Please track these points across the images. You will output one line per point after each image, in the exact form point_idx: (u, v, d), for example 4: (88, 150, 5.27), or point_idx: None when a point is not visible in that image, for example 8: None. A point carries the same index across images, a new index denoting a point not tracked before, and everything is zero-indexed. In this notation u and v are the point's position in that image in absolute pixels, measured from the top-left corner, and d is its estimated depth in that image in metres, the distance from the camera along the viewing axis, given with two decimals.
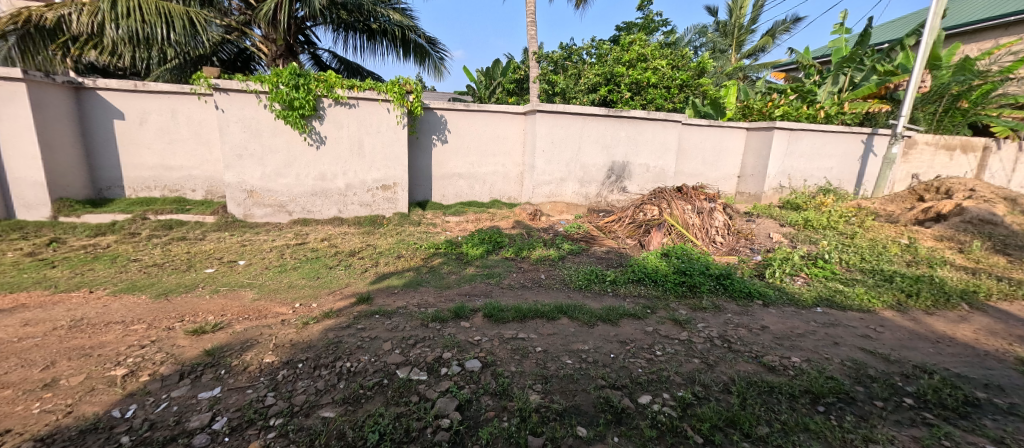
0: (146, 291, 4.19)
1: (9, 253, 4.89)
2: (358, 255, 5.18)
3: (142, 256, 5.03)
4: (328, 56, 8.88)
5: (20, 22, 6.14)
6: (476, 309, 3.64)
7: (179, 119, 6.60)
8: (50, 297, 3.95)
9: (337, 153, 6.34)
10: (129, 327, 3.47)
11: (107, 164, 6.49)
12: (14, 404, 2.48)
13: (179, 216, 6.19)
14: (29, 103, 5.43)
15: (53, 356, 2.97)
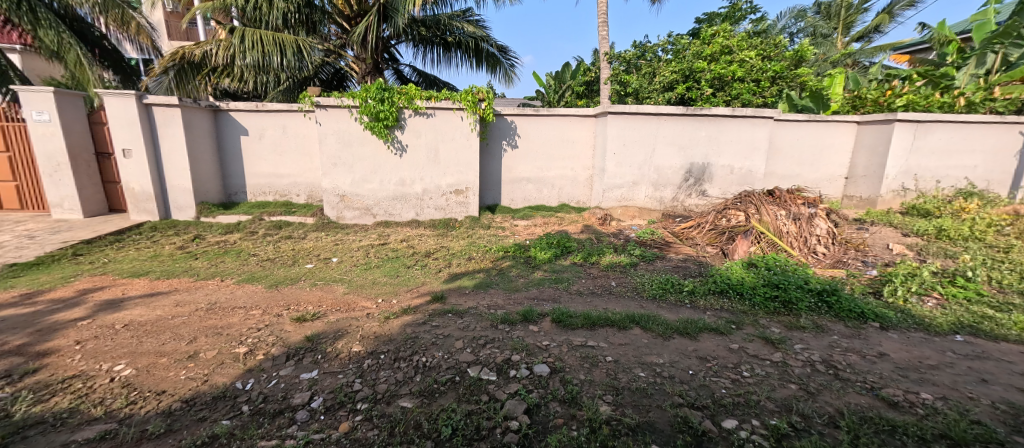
0: (261, 282, 4.74)
1: (166, 246, 5.91)
2: (432, 256, 5.38)
3: (258, 252, 5.70)
4: (409, 71, 9.42)
5: (178, 59, 7.64)
6: (545, 314, 3.56)
7: (288, 132, 7.32)
8: (193, 283, 4.68)
9: (418, 160, 6.66)
10: (249, 311, 3.96)
11: (236, 173, 7.49)
12: (169, 370, 2.98)
13: (286, 217, 6.93)
14: (180, 124, 6.54)
15: (194, 332, 3.50)
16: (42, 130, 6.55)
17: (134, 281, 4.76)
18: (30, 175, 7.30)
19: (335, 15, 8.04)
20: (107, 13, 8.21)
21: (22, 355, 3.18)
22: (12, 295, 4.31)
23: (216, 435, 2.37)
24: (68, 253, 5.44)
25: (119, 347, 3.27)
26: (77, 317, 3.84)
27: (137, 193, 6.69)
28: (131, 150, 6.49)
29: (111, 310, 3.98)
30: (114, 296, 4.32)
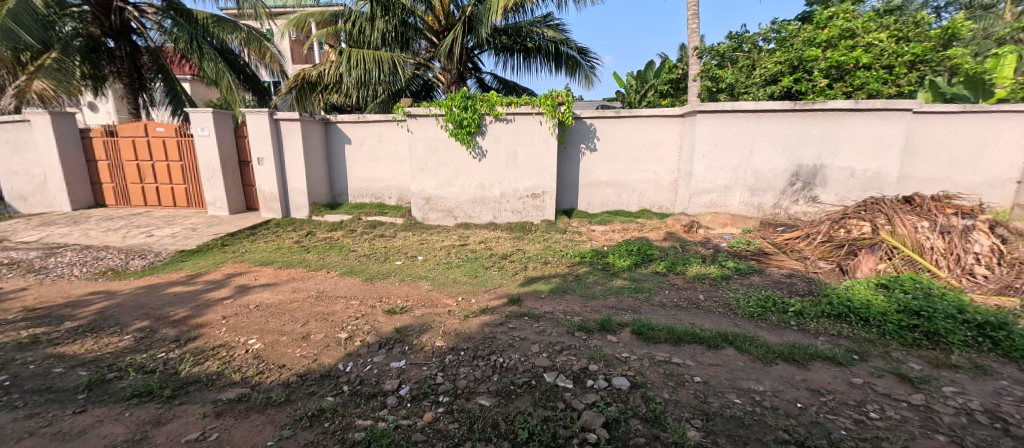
0: (358, 275, 5.17)
1: (286, 240, 6.75)
2: (509, 258, 5.42)
3: (356, 248, 6.23)
4: (490, 78, 9.66)
5: (299, 80, 8.67)
6: (625, 325, 3.37)
7: (384, 139, 7.86)
8: (306, 273, 5.29)
9: (498, 165, 6.78)
10: (349, 301, 4.38)
11: (340, 177, 8.24)
12: (288, 347, 3.44)
13: (379, 217, 7.48)
14: (298, 135, 7.41)
15: (307, 317, 3.99)
16: (204, 143, 7.85)
17: (263, 269, 5.56)
18: (195, 179, 8.81)
19: (426, 31, 8.58)
20: (250, 46, 9.56)
21: (185, 325, 3.93)
22: (179, 277, 5.34)
23: (321, 409, 2.64)
24: (218, 244, 6.56)
25: (252, 324, 3.89)
26: (223, 297, 4.63)
27: (266, 194, 7.78)
28: (264, 158, 7.57)
29: (245, 292, 4.72)
30: (248, 282, 5.09)
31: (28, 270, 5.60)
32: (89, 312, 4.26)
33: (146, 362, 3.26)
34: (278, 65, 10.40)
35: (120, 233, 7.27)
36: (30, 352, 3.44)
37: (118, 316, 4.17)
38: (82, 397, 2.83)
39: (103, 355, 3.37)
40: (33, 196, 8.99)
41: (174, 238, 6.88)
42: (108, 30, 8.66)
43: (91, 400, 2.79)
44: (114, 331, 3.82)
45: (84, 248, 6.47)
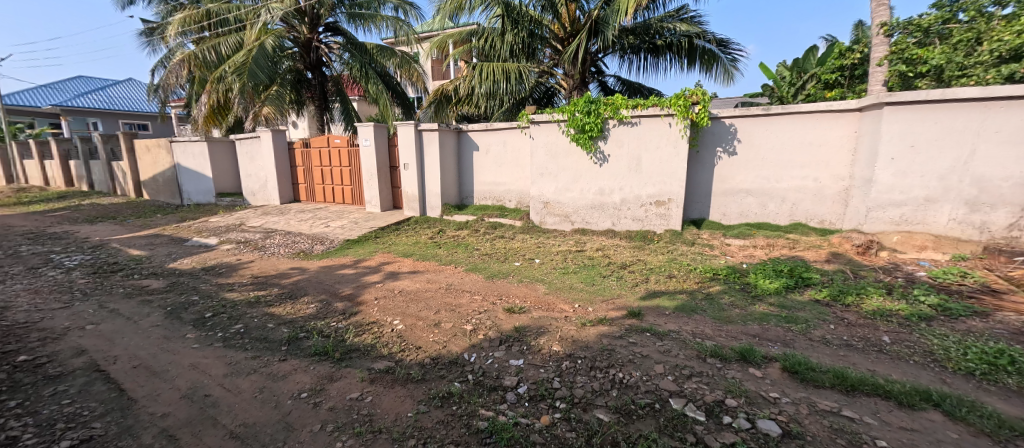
0: (482, 272, 5.40)
1: (423, 236, 7.43)
2: (628, 268, 5.10)
3: (479, 246, 6.55)
4: (613, 80, 9.34)
5: (438, 95, 9.55)
6: (773, 358, 2.87)
7: (509, 146, 8.13)
8: (437, 267, 5.74)
9: (619, 170, 6.47)
10: (472, 296, 4.62)
11: (467, 181, 8.78)
12: (424, 331, 3.80)
13: (499, 219, 7.77)
14: (435, 143, 8.15)
15: (438, 307, 4.34)
16: (366, 152, 9.27)
17: (404, 259, 6.22)
18: (358, 181, 10.25)
19: (551, 40, 8.65)
20: (404, 68, 10.91)
21: (350, 301, 4.65)
22: (347, 260, 6.33)
23: (452, 392, 2.84)
24: (373, 236, 7.56)
25: (397, 307, 4.41)
26: (375, 280, 5.33)
27: (407, 195, 8.70)
28: (408, 164, 8.49)
29: (392, 278, 5.37)
30: (394, 269, 5.76)
31: (253, 247, 7.29)
32: (288, 283, 5.38)
33: (322, 328, 3.98)
34: (423, 85, 11.50)
35: (308, 222, 8.97)
36: (254, 308, 4.55)
37: (306, 288, 5.18)
38: (284, 348, 3.62)
39: (296, 318, 4.23)
40: (258, 192, 11.62)
41: (343, 228, 8.18)
42: (308, 64, 10.89)
43: (290, 352, 3.54)
44: (303, 300, 4.75)
45: (285, 234, 8.14)
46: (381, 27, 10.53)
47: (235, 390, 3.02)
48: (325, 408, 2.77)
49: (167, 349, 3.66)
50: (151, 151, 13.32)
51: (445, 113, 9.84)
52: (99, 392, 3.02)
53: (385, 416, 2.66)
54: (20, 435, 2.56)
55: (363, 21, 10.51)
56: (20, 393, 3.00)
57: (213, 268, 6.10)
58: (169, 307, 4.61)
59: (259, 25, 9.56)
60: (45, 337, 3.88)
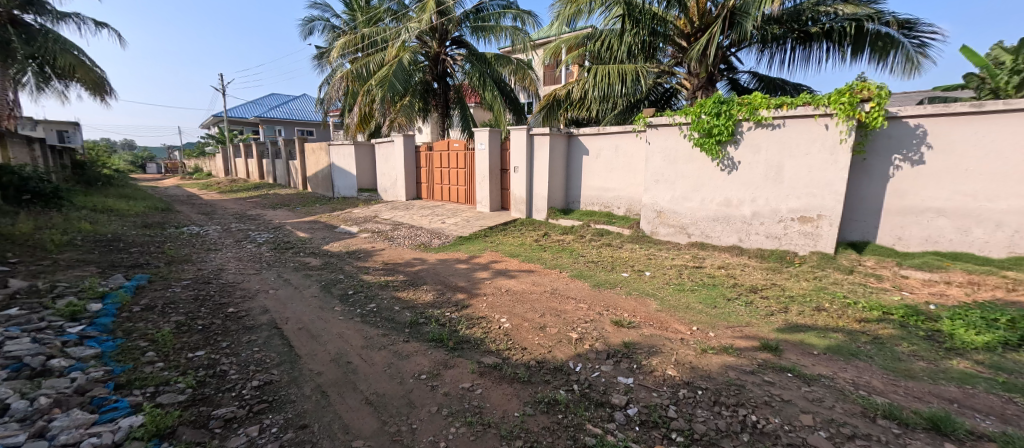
0: (588, 280, 5.23)
1: (529, 238, 7.51)
2: (760, 293, 4.45)
3: (585, 253, 6.37)
4: (748, 78, 8.39)
5: (550, 99, 9.60)
6: (982, 435, 2.21)
7: (620, 151, 7.76)
8: (542, 270, 5.71)
9: (752, 178, 5.72)
10: (578, 303, 4.49)
11: (575, 186, 8.62)
12: (529, 333, 3.79)
13: (606, 227, 7.46)
14: (546, 148, 8.20)
15: (544, 310, 4.31)
16: (480, 155, 9.76)
17: (510, 259, 6.33)
18: (472, 182, 10.79)
19: (675, 37, 8.05)
20: (517, 74, 11.37)
21: (463, 294, 4.88)
22: (460, 256, 6.68)
23: (559, 400, 2.76)
24: (483, 235, 7.87)
25: (505, 305, 4.48)
26: (485, 277, 5.52)
27: (516, 197, 8.89)
28: (519, 167, 8.69)
29: (501, 276, 5.50)
30: (503, 267, 5.91)
31: (384, 237, 8.14)
32: (411, 271, 5.88)
33: (438, 316, 4.24)
34: (536, 90, 11.76)
35: (428, 218, 9.72)
36: (384, 291, 5.05)
37: (425, 277, 5.59)
38: (407, 330, 3.93)
39: (417, 304, 4.58)
40: (389, 189, 13.01)
41: (458, 225, 8.70)
42: (435, 75, 11.85)
43: (411, 335, 3.83)
44: (423, 288, 5.13)
45: (409, 228, 8.95)
46: (501, 37, 10.99)
47: (370, 361, 3.37)
48: (441, 392, 2.93)
49: (322, 317, 4.26)
50: (315, 153, 15.85)
51: (557, 118, 9.84)
52: (277, 345, 3.63)
53: (493, 411, 2.70)
54: (228, 369, 3.19)
55: (484, 33, 11.08)
56: (228, 337, 3.75)
57: (354, 253, 6.97)
58: (323, 282, 5.37)
59: (399, 43, 10.72)
60: (243, 295, 4.82)
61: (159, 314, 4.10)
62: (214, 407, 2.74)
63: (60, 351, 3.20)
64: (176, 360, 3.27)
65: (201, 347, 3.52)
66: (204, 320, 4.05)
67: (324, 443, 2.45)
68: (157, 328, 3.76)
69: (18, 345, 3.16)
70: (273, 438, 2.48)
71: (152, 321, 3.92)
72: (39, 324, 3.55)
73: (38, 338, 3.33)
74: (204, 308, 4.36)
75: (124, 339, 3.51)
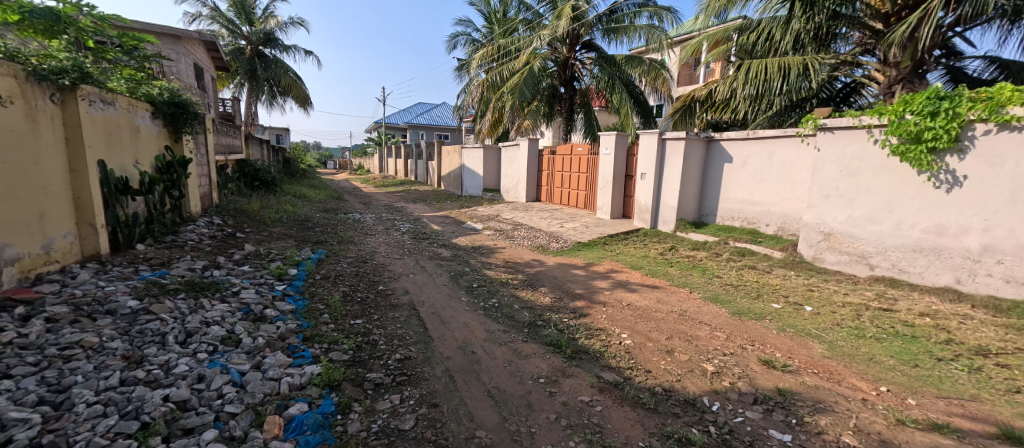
0: (725, 306, 4.58)
1: (653, 249, 6.97)
2: (989, 359, 3.34)
3: (721, 274, 5.62)
4: (981, 65, 6.54)
5: (688, 100, 8.71)
6: None
7: (774, 159, 6.63)
8: (670, 288, 5.19)
9: (983, 198, 4.37)
10: (715, 331, 3.94)
11: (711, 196, 7.71)
12: (654, 355, 3.45)
13: (751, 246, 6.50)
14: (682, 154, 7.47)
15: (672, 332, 3.90)
16: (605, 160, 9.40)
17: (632, 271, 5.93)
18: (592, 187, 10.46)
19: (865, 19, 6.65)
20: (648, 75, 10.67)
21: (581, 302, 4.70)
22: (578, 261, 6.50)
23: (692, 440, 2.42)
24: (602, 242, 7.57)
25: (626, 320, 4.18)
26: (604, 287, 5.24)
27: (641, 206, 8.36)
28: (647, 173, 8.14)
29: (623, 288, 5.17)
30: (625, 279, 5.56)
31: (505, 236, 8.38)
32: (530, 272, 5.90)
33: (556, 321, 4.13)
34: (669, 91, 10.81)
35: (546, 221, 9.73)
36: (503, 288, 5.15)
37: (542, 280, 5.54)
38: (526, 331, 3.91)
39: (535, 306, 4.55)
40: (511, 190, 13.46)
41: (576, 230, 8.54)
42: (563, 80, 11.77)
43: (530, 336, 3.80)
44: (541, 290, 5.10)
45: (529, 228, 9.08)
46: (634, 37, 10.47)
47: (492, 355, 3.42)
48: (559, 400, 2.80)
49: (449, 306, 4.50)
50: (449, 154, 17.24)
51: (692, 121, 8.92)
52: (415, 325, 3.95)
53: (615, 434, 2.48)
54: (379, 339, 3.57)
55: (617, 34, 10.70)
56: (379, 311, 4.22)
57: (478, 248, 7.29)
58: (451, 273, 5.71)
59: (530, 51, 10.98)
60: (389, 276, 5.39)
61: (331, 283, 4.83)
62: (368, 371, 3.06)
63: (271, 303, 3.89)
64: (342, 324, 3.79)
65: (359, 316, 4.02)
66: (362, 293, 4.65)
67: (451, 425, 2.53)
68: (330, 295, 4.44)
69: (248, 293, 3.91)
70: (411, 409, 2.65)
71: (328, 288, 4.65)
72: (258, 278, 4.43)
73: (258, 290, 4.09)
74: (361, 283, 4.99)
75: (309, 300, 4.20)
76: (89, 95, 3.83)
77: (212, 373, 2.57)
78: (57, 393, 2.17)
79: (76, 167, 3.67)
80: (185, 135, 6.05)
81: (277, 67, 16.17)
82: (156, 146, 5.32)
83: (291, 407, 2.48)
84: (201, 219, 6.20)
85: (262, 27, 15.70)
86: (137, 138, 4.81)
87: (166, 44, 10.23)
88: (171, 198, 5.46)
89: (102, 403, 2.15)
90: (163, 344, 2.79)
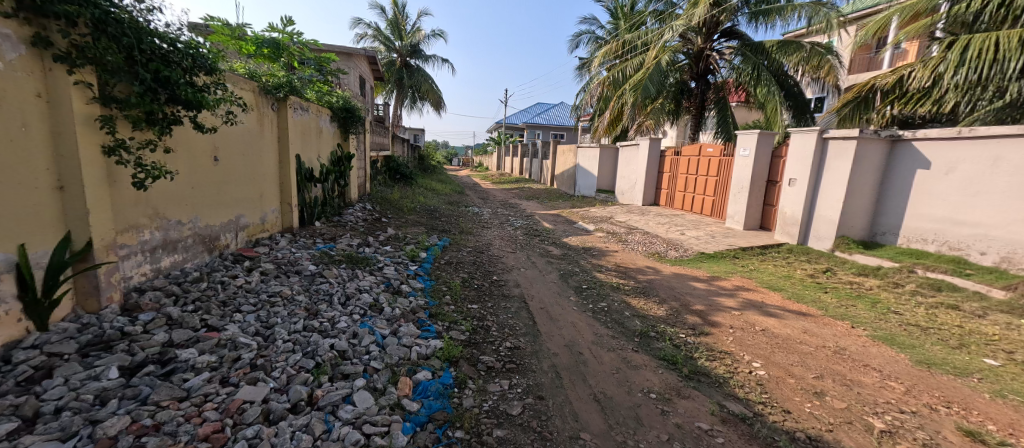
0: (901, 349, 3.81)
1: (799, 270, 6.09)
2: None
3: (903, 311, 4.62)
4: None
5: (866, 89, 7.22)
6: None
7: (1001, 168, 5.16)
8: (821, 318, 4.49)
9: None
10: (886, 380, 3.31)
11: (891, 210, 6.29)
12: (797, 394, 3.08)
13: (954, 279, 5.18)
14: (852, 157, 6.22)
15: (823, 370, 3.42)
16: (742, 162, 8.53)
17: (770, 292, 5.30)
18: (723, 193, 9.56)
19: None
20: (809, 62, 9.23)
21: (699, 319, 4.39)
22: (700, 274, 6.04)
23: None
24: (731, 255, 6.90)
25: (759, 347, 3.79)
26: (730, 306, 4.79)
27: (787, 217, 7.33)
28: (797, 179, 7.10)
29: (754, 310, 4.67)
30: (758, 299, 5.01)
31: (618, 239, 8.18)
32: (644, 280, 5.68)
33: (671, 335, 3.95)
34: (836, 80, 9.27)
35: (665, 227, 9.20)
36: (614, 293, 5.07)
37: (657, 289, 5.30)
38: (637, 340, 3.81)
39: (649, 316, 4.39)
40: (627, 192, 13.04)
41: (699, 240, 7.92)
42: (695, 73, 11.07)
43: (641, 346, 3.69)
44: (655, 300, 4.89)
45: (645, 234, 8.70)
46: (792, 18, 9.25)
47: (600, 359, 3.43)
48: (672, 422, 2.69)
49: (559, 304, 4.59)
50: (564, 154, 17.40)
51: (868, 115, 7.44)
52: (525, 317, 4.14)
53: None
54: (491, 326, 3.84)
55: (768, 17, 9.58)
56: (492, 300, 4.50)
57: (590, 250, 7.24)
58: (560, 271, 5.83)
59: (659, 44, 10.38)
60: (503, 268, 5.71)
61: (452, 268, 5.31)
62: (482, 353, 3.33)
63: (405, 278, 4.46)
64: (461, 307, 4.15)
65: (475, 302, 4.35)
66: (478, 280, 5.03)
67: (555, 421, 2.62)
68: (451, 279, 4.90)
69: (389, 269, 4.54)
70: (518, 397, 2.82)
71: (449, 272, 5.14)
72: (397, 258, 5.09)
73: (396, 268, 4.72)
74: (478, 272, 5.38)
75: (434, 281, 4.71)
76: (294, 104, 4.83)
77: (363, 331, 3.06)
78: (266, 328, 2.80)
79: (284, 159, 4.67)
80: (351, 135, 7.26)
81: (419, 75, 18.16)
82: (332, 142, 6.44)
83: (418, 372, 2.83)
84: (356, 204, 7.28)
85: (411, 41, 17.80)
86: (321, 137, 5.90)
87: (342, 61, 12.26)
88: (339, 186, 6.55)
89: (292, 342, 2.72)
90: (330, 302, 3.42)
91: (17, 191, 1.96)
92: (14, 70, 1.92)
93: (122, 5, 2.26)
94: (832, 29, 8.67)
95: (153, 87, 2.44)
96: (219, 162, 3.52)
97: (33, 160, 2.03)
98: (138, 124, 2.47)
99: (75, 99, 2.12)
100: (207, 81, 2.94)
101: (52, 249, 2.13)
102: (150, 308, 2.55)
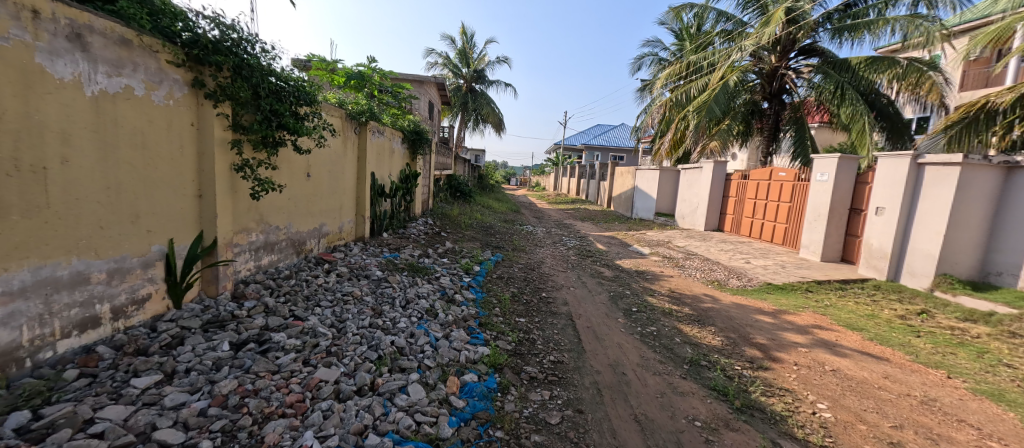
0: (1008, 406, 3.44)
1: (885, 310, 5.66)
2: None
3: (1016, 364, 4.16)
4: None
5: (976, 109, 6.50)
6: None
7: None
8: (910, 364, 4.15)
9: None
10: (985, 439, 3.03)
11: (1009, 248, 5.74)
12: (869, 441, 2.92)
13: None
14: (954, 185, 5.75)
15: (903, 419, 3.20)
16: (820, 188, 8.12)
17: (845, 330, 5.01)
18: (797, 221, 9.08)
19: None
20: (906, 79, 8.56)
21: (760, 353, 4.27)
22: (764, 306, 5.84)
23: None
24: (804, 288, 6.57)
25: (827, 387, 3.63)
26: (796, 342, 4.62)
27: (873, 249, 6.86)
28: (884, 208, 6.67)
29: (823, 348, 4.46)
30: (831, 338, 4.74)
31: (675, 264, 8.07)
32: (701, 308, 5.60)
33: (726, 366, 3.91)
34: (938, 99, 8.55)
35: (728, 255, 8.91)
36: (667, 318, 5.06)
37: (714, 319, 5.20)
38: (687, 368, 3.83)
39: (703, 345, 4.36)
40: (688, 216, 12.74)
41: (766, 270, 7.60)
42: (767, 93, 10.73)
43: (691, 374, 3.71)
44: (711, 329, 4.83)
45: (705, 260, 8.49)
46: (885, 33, 8.65)
47: (645, 382, 3.51)
48: None
49: (608, 325, 4.69)
50: (622, 176, 17.34)
51: (981, 137, 6.78)
52: (571, 334, 4.32)
53: None
54: (537, 339, 4.06)
55: (855, 33, 9.05)
56: (538, 315, 4.72)
57: (644, 274, 7.25)
58: (611, 292, 5.92)
59: (727, 64, 10.17)
60: (554, 286, 5.92)
61: (503, 282, 5.61)
62: (526, 363, 3.55)
63: (458, 288, 4.81)
64: (509, 319, 4.42)
65: (523, 316, 4.60)
66: (527, 296, 5.28)
67: (593, 435, 2.76)
68: (502, 292, 5.20)
69: (445, 279, 4.93)
70: (558, 408, 3.00)
71: (500, 286, 5.44)
72: (453, 269, 5.49)
73: (451, 278, 5.10)
74: (528, 287, 5.64)
75: (486, 293, 5.03)
76: (373, 128, 5.47)
77: (419, 332, 3.41)
78: (339, 322, 3.22)
79: (361, 176, 5.28)
80: (419, 155, 7.91)
81: (482, 99, 19.15)
82: (401, 163, 7.08)
83: (465, 374, 3.10)
84: (420, 219, 7.86)
85: (476, 67, 18.82)
86: (392, 157, 6.51)
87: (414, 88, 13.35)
88: (405, 201, 7.13)
89: (359, 335, 3.10)
90: (392, 305, 3.83)
91: (171, 198, 2.54)
92: (179, 105, 2.52)
93: (253, 53, 2.87)
94: (934, 42, 7.98)
95: (269, 116, 3.03)
96: (310, 177, 4.11)
97: (183, 174, 2.61)
98: (256, 147, 3.05)
99: (215, 128, 2.71)
100: (308, 110, 3.54)
101: (189, 243, 2.70)
102: (252, 296, 3.08)
